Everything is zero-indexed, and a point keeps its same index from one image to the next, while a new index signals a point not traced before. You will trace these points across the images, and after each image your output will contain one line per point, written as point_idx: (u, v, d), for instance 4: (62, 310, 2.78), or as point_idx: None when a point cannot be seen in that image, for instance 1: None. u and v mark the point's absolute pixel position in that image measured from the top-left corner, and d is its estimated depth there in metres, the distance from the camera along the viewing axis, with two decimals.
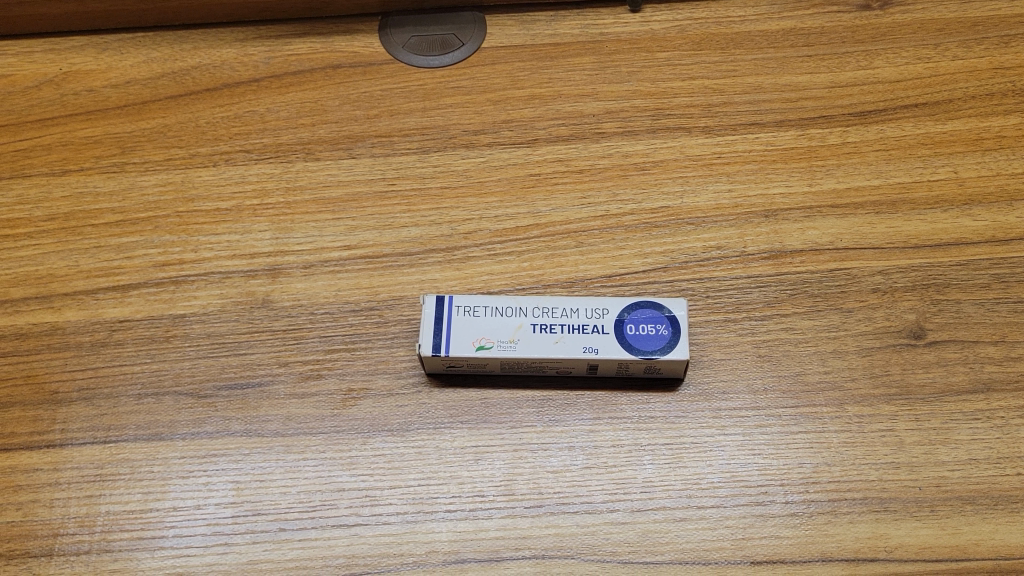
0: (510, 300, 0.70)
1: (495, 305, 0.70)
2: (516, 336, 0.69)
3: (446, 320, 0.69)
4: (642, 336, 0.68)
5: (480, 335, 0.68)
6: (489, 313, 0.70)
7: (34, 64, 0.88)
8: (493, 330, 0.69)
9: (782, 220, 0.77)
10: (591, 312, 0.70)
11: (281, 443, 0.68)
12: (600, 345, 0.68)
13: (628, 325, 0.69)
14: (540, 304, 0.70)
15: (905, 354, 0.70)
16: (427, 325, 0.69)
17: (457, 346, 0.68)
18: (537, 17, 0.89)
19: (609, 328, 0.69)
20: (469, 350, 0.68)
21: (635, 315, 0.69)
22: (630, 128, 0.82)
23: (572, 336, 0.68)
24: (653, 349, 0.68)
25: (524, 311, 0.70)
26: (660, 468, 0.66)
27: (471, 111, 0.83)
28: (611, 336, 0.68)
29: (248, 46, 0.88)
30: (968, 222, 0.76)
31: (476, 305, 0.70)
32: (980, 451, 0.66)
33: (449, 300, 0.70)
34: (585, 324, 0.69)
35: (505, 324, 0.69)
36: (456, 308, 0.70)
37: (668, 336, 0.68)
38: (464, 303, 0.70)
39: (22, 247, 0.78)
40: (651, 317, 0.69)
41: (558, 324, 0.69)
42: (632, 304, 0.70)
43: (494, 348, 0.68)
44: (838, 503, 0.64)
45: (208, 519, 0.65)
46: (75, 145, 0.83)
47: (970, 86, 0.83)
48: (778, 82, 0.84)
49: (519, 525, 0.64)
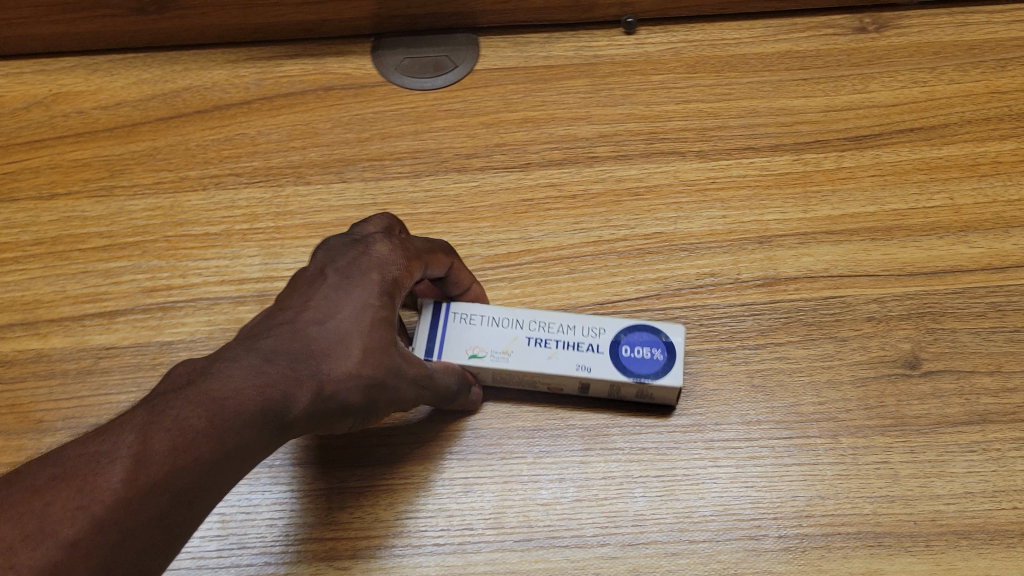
0: (507, 311, 0.68)
1: (493, 315, 0.68)
2: (509, 349, 0.67)
3: (439, 324, 0.68)
4: (638, 359, 0.67)
5: (473, 344, 0.67)
6: (486, 322, 0.68)
7: (24, 86, 0.87)
8: (487, 340, 0.67)
9: (777, 246, 0.76)
10: (589, 329, 0.68)
11: (268, 474, 0.67)
12: (594, 366, 0.66)
13: (626, 343, 0.67)
14: (537, 318, 0.68)
15: (900, 385, 0.69)
16: (421, 327, 0.68)
17: (448, 355, 0.67)
18: (531, 39, 0.89)
19: (606, 348, 0.67)
20: (460, 359, 0.67)
21: (634, 333, 0.67)
22: (624, 152, 0.81)
23: (566, 353, 0.67)
24: (647, 372, 0.66)
25: (521, 323, 0.68)
26: (651, 501, 0.65)
27: (464, 134, 0.83)
28: (606, 357, 0.67)
29: (240, 68, 0.88)
30: (964, 249, 0.75)
31: (474, 313, 0.68)
32: (976, 485, 0.65)
33: (446, 305, 0.68)
34: (581, 342, 0.67)
35: (500, 336, 0.68)
36: (452, 315, 0.68)
37: (664, 361, 0.67)
38: (460, 310, 0.68)
39: (10, 273, 0.77)
40: (650, 339, 0.67)
41: (554, 339, 0.68)
42: (633, 323, 0.68)
43: (485, 360, 0.67)
44: (832, 537, 0.63)
45: (193, 553, 0.64)
46: (63, 168, 0.82)
47: (966, 111, 0.82)
48: (773, 105, 0.83)
49: (508, 559, 0.63)
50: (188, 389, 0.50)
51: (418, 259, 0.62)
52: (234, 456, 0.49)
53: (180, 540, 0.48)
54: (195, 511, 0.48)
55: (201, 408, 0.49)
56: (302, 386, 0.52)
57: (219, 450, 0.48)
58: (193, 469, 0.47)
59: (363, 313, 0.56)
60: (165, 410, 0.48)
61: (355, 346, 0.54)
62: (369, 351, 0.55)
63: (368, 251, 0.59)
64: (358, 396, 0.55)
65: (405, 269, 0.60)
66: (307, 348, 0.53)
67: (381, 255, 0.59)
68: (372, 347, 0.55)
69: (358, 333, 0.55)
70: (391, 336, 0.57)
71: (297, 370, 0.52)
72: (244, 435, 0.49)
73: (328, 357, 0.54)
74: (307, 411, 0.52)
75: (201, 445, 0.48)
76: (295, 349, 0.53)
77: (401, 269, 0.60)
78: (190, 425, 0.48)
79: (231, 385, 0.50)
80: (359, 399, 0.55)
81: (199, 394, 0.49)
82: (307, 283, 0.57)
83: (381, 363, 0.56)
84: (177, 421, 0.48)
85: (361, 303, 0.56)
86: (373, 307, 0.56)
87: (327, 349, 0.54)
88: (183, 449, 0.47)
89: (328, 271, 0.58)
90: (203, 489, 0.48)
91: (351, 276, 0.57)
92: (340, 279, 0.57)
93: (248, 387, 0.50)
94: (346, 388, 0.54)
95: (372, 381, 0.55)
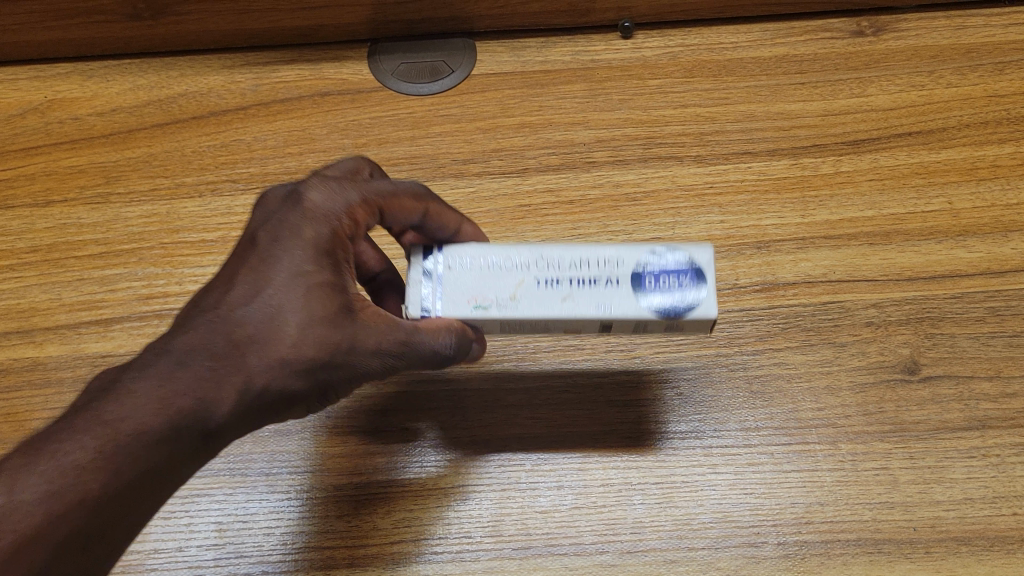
0: (505, 251, 0.60)
1: (488, 258, 0.59)
2: (517, 294, 0.58)
3: (433, 278, 0.59)
4: (665, 287, 0.58)
5: (476, 294, 0.58)
6: (483, 267, 0.59)
7: (20, 92, 0.87)
8: (490, 287, 0.58)
9: (775, 251, 0.76)
10: (603, 261, 0.59)
11: (266, 482, 0.67)
12: (615, 301, 0.58)
13: (648, 277, 0.58)
14: (541, 255, 0.59)
15: (899, 390, 0.69)
16: (414, 283, 0.59)
17: (446, 308, 0.58)
18: (528, 44, 0.89)
19: (627, 281, 0.58)
20: (461, 312, 0.58)
21: (655, 263, 0.59)
22: (621, 157, 0.81)
23: (582, 291, 0.58)
24: (676, 304, 0.57)
25: (526, 264, 0.59)
26: (650, 508, 0.65)
27: (461, 139, 0.83)
28: (628, 290, 0.58)
29: (236, 74, 0.87)
30: (963, 254, 0.75)
31: (470, 257, 0.60)
32: (975, 491, 0.65)
33: (437, 253, 0.60)
34: (596, 276, 0.58)
35: (505, 281, 0.59)
36: (439, 264, 0.59)
37: (695, 286, 0.58)
38: (449, 258, 0.59)
39: (6, 280, 0.77)
40: (675, 262, 0.58)
41: (567, 277, 0.58)
42: (650, 251, 0.59)
43: (488, 310, 0.58)
44: (832, 545, 0.63)
45: (190, 562, 0.64)
46: (59, 175, 0.82)
47: (964, 115, 0.82)
48: (770, 110, 0.83)
49: (506, 567, 0.63)
50: (84, 413, 0.50)
51: (359, 204, 0.58)
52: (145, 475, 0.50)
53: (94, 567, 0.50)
54: (114, 530, 0.50)
55: (90, 437, 0.49)
56: (219, 388, 0.52)
57: (122, 474, 0.49)
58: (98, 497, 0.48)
59: (287, 289, 0.54)
60: (53, 442, 0.49)
61: (281, 330, 0.53)
62: (303, 328, 0.53)
63: (295, 211, 0.57)
64: (299, 380, 0.54)
65: (343, 222, 0.58)
66: (228, 344, 0.52)
67: (314, 217, 0.57)
68: (305, 325, 0.53)
69: (285, 313, 0.53)
70: (333, 305, 0.54)
71: (214, 371, 0.52)
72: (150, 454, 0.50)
73: (250, 351, 0.53)
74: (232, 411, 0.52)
75: (102, 472, 0.48)
76: (214, 348, 0.52)
77: (337, 224, 0.57)
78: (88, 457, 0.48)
79: (134, 403, 0.50)
80: (304, 381, 0.54)
81: (89, 422, 0.49)
82: (239, 262, 0.56)
83: (320, 337, 0.53)
84: (75, 453, 0.48)
85: (287, 277, 0.54)
86: (302, 277, 0.55)
87: (250, 341, 0.53)
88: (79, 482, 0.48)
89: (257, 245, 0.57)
90: (111, 515, 0.49)
91: (277, 246, 0.56)
92: (267, 254, 0.56)
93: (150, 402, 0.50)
94: (277, 377, 0.53)
95: (313, 362, 0.54)
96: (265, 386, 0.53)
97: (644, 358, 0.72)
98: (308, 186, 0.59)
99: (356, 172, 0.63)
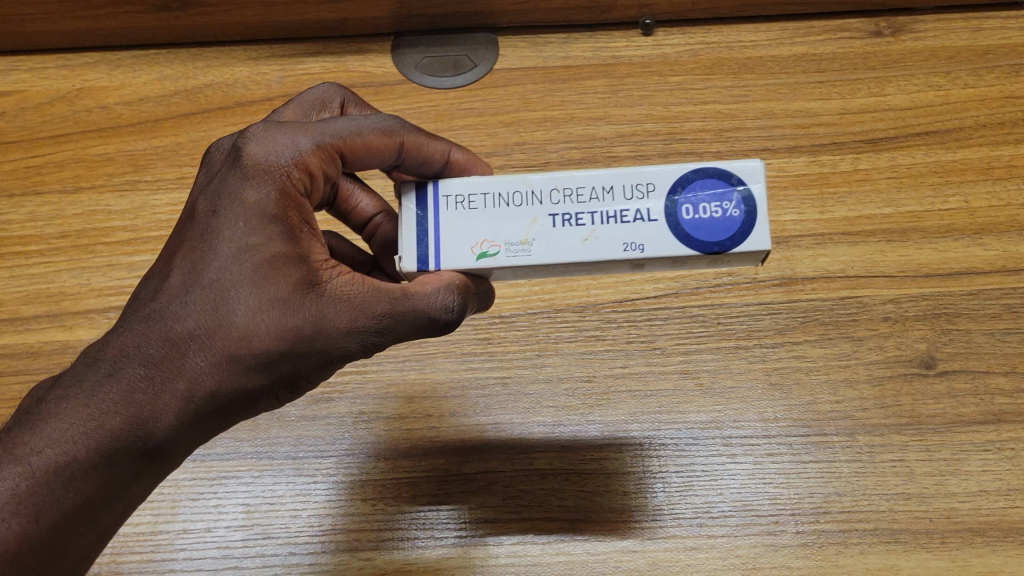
0: (517, 185, 0.58)
1: (498, 194, 0.58)
2: (530, 234, 0.57)
3: (432, 223, 0.57)
4: (702, 221, 0.56)
5: (481, 238, 0.57)
6: (492, 203, 0.57)
7: (47, 80, 0.88)
8: (497, 229, 0.57)
9: (794, 247, 0.77)
10: (631, 193, 0.57)
11: (293, 466, 0.69)
12: (644, 240, 0.56)
13: (683, 208, 0.57)
14: (558, 188, 0.57)
15: (916, 384, 0.70)
16: (410, 230, 0.57)
17: (454, 254, 0.57)
18: (550, 39, 0.90)
19: (658, 213, 0.57)
20: (470, 258, 0.57)
21: (688, 193, 0.57)
22: (642, 152, 0.82)
23: (606, 229, 0.56)
24: (717, 238, 0.56)
25: (539, 199, 0.57)
26: (670, 496, 0.67)
27: (484, 133, 0.84)
28: (660, 225, 0.56)
29: (261, 65, 0.89)
30: (979, 251, 0.76)
31: (472, 196, 0.58)
32: (990, 483, 0.66)
33: (435, 194, 0.58)
34: (623, 211, 0.57)
35: (514, 220, 0.57)
36: (445, 204, 0.58)
37: (739, 220, 0.56)
38: (454, 196, 0.58)
39: (36, 265, 0.79)
40: (713, 194, 0.57)
41: (588, 213, 0.57)
42: (682, 180, 0.57)
43: (501, 255, 0.56)
44: (849, 534, 0.65)
45: (219, 542, 0.67)
46: (87, 162, 0.83)
47: (981, 115, 0.83)
48: (790, 107, 0.84)
49: (530, 551, 0.65)
50: (25, 433, 0.50)
51: (313, 152, 0.54)
52: (84, 502, 0.50)
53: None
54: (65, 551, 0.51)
55: (23, 466, 0.49)
56: (160, 398, 0.50)
57: (59, 502, 0.49)
58: (30, 535, 0.49)
59: (230, 271, 0.51)
60: None
61: (226, 322, 0.50)
62: (251, 316, 0.50)
63: (236, 175, 0.53)
64: (254, 373, 0.51)
65: (291, 176, 0.53)
66: (166, 344, 0.50)
67: (256, 182, 0.53)
68: (253, 311, 0.50)
69: (230, 300, 0.50)
70: (285, 284, 0.51)
71: (151, 382, 0.50)
72: (87, 478, 0.49)
73: (192, 349, 0.50)
74: (178, 420, 0.50)
75: (33, 507, 0.49)
76: (149, 352, 0.50)
77: (283, 183, 0.53)
78: (17, 495, 0.49)
79: (66, 427, 0.50)
80: (260, 376, 0.51)
81: (24, 448, 0.49)
82: (184, 239, 0.53)
83: (272, 324, 0.50)
84: (2, 492, 0.49)
85: (230, 257, 0.51)
86: (247, 255, 0.51)
87: (191, 337, 0.50)
88: (8, 524, 0.48)
89: (199, 218, 0.53)
90: (57, 542, 0.50)
91: (217, 220, 0.52)
92: (208, 230, 0.52)
93: (85, 422, 0.49)
94: (226, 378, 0.50)
95: (266, 357, 0.51)
96: (213, 388, 0.50)
97: (665, 350, 0.72)
98: (250, 137, 0.54)
99: (322, 104, 0.63)
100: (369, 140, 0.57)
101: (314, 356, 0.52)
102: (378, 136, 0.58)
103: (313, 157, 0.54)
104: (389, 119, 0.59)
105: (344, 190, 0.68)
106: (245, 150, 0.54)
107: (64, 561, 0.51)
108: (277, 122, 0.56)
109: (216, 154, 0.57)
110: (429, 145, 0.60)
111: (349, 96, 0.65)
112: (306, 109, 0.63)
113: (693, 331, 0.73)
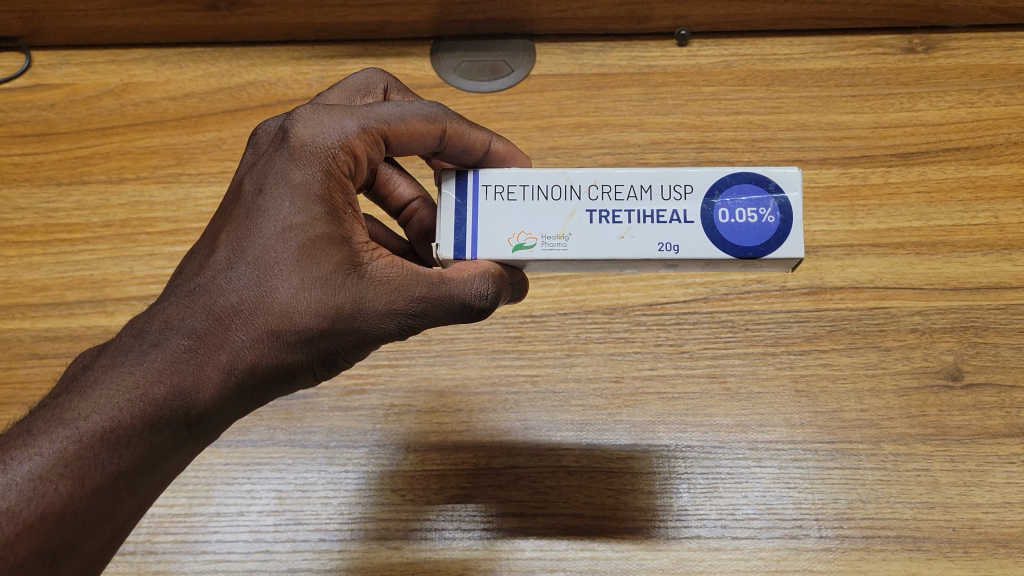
0: (556, 178, 0.59)
1: (537, 187, 0.59)
2: (567, 229, 0.58)
3: (470, 212, 0.59)
4: (737, 226, 0.58)
5: (518, 230, 0.58)
6: (530, 196, 0.59)
7: (96, 74, 0.91)
8: (533, 222, 0.58)
9: (823, 256, 0.77)
10: (669, 194, 0.58)
11: (324, 455, 0.71)
12: (680, 240, 0.57)
13: (719, 212, 0.58)
14: (597, 184, 0.59)
15: (942, 396, 0.71)
16: (448, 218, 0.59)
17: (489, 245, 0.58)
18: (586, 47, 0.91)
19: (694, 215, 0.58)
20: (506, 250, 0.58)
21: (726, 197, 0.58)
22: (674, 159, 0.84)
23: (642, 228, 0.58)
24: (752, 244, 0.58)
25: (577, 194, 0.58)
26: (695, 497, 0.68)
27: (519, 136, 0.86)
28: (695, 228, 0.58)
29: (303, 65, 0.91)
30: (1007, 267, 0.76)
31: (512, 187, 0.59)
32: (1015, 495, 0.67)
33: (475, 183, 0.59)
34: (659, 211, 0.58)
35: (551, 214, 0.58)
36: (484, 194, 0.59)
37: (774, 226, 0.58)
38: (494, 186, 0.59)
39: (80, 252, 0.81)
40: (750, 200, 0.58)
41: (625, 211, 0.58)
42: (719, 183, 0.58)
43: (536, 248, 0.58)
44: (872, 540, 0.66)
45: (251, 526, 0.68)
46: (132, 154, 0.86)
47: (1013, 132, 0.83)
48: (822, 120, 0.85)
49: (556, 547, 0.67)
50: (65, 402, 0.50)
51: (358, 135, 0.56)
52: (126, 470, 0.50)
53: (92, 554, 0.51)
54: (105, 521, 0.51)
55: (65, 432, 0.49)
56: (204, 370, 0.51)
57: (101, 471, 0.49)
58: (73, 500, 0.49)
59: (275, 249, 0.52)
60: (34, 436, 0.49)
61: (270, 297, 0.52)
62: (295, 293, 0.52)
63: (283, 157, 0.55)
64: (294, 350, 0.53)
65: (336, 158, 0.55)
66: (210, 318, 0.51)
67: (302, 164, 0.54)
68: (296, 289, 0.52)
69: (274, 277, 0.52)
70: (329, 263, 0.53)
71: (195, 354, 0.51)
72: (131, 445, 0.50)
73: (235, 323, 0.51)
74: (220, 393, 0.51)
75: (78, 471, 0.49)
76: (194, 325, 0.51)
77: (328, 164, 0.54)
78: (63, 458, 0.49)
79: (111, 393, 0.50)
80: (300, 352, 0.53)
81: (67, 416, 0.49)
82: (227, 218, 0.55)
83: (314, 302, 0.52)
84: (48, 455, 0.48)
85: (276, 235, 0.53)
86: (291, 234, 0.53)
87: (234, 311, 0.52)
88: (54, 489, 0.48)
89: (244, 196, 0.55)
90: (97, 512, 0.50)
91: (262, 201, 0.54)
92: (254, 208, 0.54)
93: (129, 391, 0.50)
94: (269, 353, 0.52)
95: (307, 333, 0.52)
96: (255, 363, 0.52)
97: (693, 354, 0.73)
98: (296, 120, 0.56)
99: (365, 89, 0.65)
100: (412, 126, 0.59)
101: (353, 335, 0.54)
102: (421, 122, 0.59)
103: (358, 140, 0.56)
104: (432, 106, 0.61)
105: (383, 175, 0.69)
106: (291, 131, 0.55)
107: (99, 533, 0.51)
108: (322, 104, 0.58)
109: (258, 137, 0.59)
110: (470, 134, 0.62)
111: (392, 82, 0.67)
112: (350, 94, 0.65)
113: (722, 336, 0.74)
